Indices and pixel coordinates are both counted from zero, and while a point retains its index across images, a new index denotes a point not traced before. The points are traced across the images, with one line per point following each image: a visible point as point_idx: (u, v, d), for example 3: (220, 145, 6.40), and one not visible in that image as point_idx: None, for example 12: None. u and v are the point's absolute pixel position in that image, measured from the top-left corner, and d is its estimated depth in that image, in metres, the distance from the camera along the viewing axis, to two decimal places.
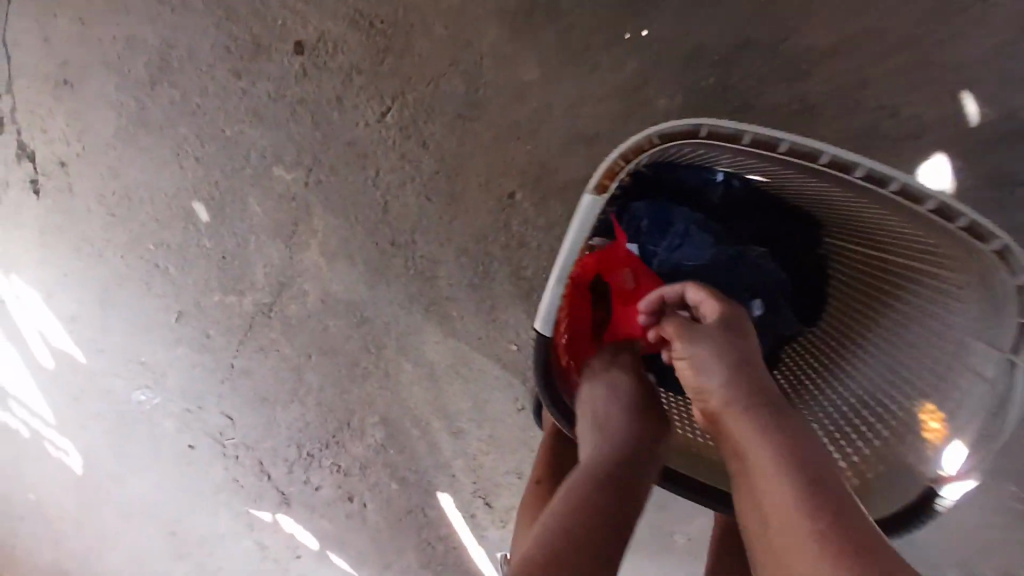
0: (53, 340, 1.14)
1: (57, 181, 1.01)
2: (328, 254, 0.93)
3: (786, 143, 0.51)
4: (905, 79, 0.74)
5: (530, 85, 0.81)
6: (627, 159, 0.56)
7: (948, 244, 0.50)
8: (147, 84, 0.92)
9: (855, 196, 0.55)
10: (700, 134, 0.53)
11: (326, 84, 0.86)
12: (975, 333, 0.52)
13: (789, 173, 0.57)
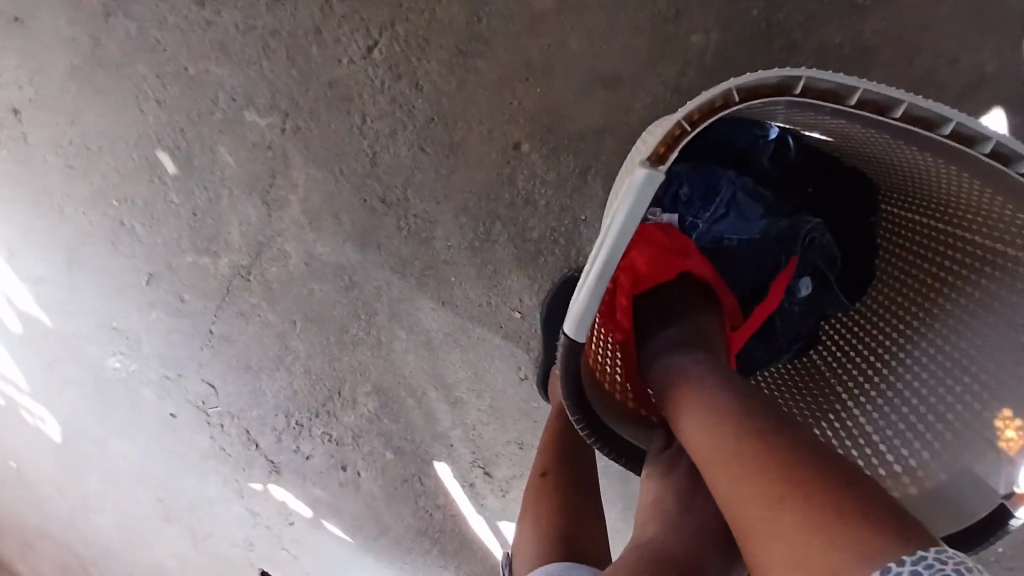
0: (18, 303, 1.06)
1: (9, 129, 0.88)
2: (310, 212, 0.83)
3: (904, 106, 0.42)
4: (980, 12, 0.63)
5: (541, 17, 0.69)
6: (695, 122, 0.45)
7: None
8: (100, 15, 0.78)
9: (953, 173, 0.46)
10: (797, 90, 0.44)
11: (302, 13, 0.74)
12: None
13: (882, 139, 0.48)
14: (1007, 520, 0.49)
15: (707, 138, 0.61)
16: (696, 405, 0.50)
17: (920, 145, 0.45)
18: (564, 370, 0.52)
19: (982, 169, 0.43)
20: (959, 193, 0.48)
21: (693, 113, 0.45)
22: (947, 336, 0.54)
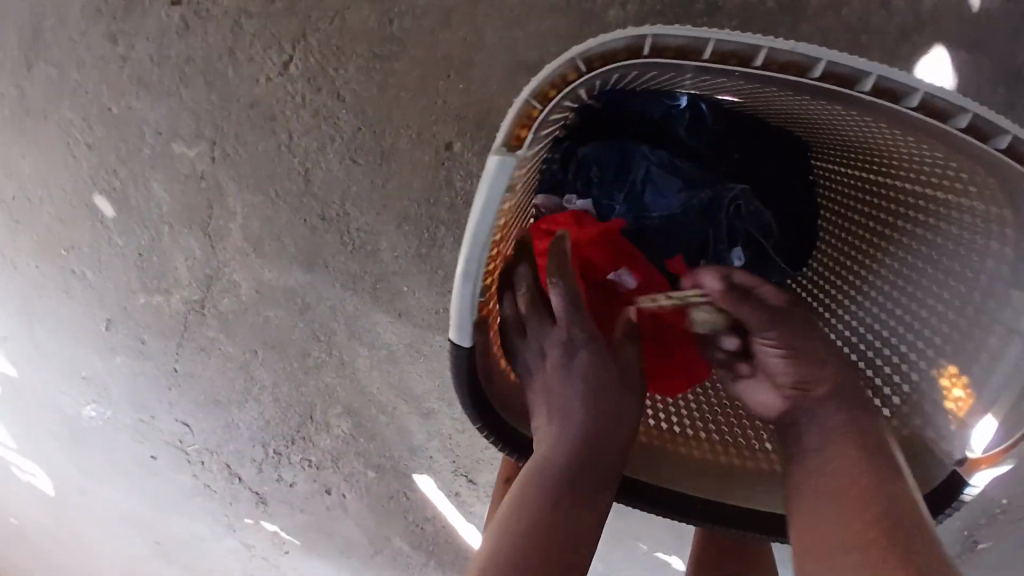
0: None
1: None
2: (253, 238, 0.81)
3: (763, 53, 0.39)
4: None
5: (453, 10, 0.66)
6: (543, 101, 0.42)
7: (968, 166, 0.41)
8: (16, 64, 0.76)
9: (856, 116, 0.43)
10: (645, 51, 0.41)
11: (214, 37, 0.71)
12: (1007, 281, 0.44)
13: (768, 90, 0.45)
14: (962, 491, 0.49)
15: (614, 109, 0.58)
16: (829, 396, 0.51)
17: (813, 96, 0.42)
18: (460, 387, 0.50)
19: (875, 110, 0.41)
20: (876, 142, 0.46)
21: (543, 90, 0.42)
22: (887, 290, 0.52)
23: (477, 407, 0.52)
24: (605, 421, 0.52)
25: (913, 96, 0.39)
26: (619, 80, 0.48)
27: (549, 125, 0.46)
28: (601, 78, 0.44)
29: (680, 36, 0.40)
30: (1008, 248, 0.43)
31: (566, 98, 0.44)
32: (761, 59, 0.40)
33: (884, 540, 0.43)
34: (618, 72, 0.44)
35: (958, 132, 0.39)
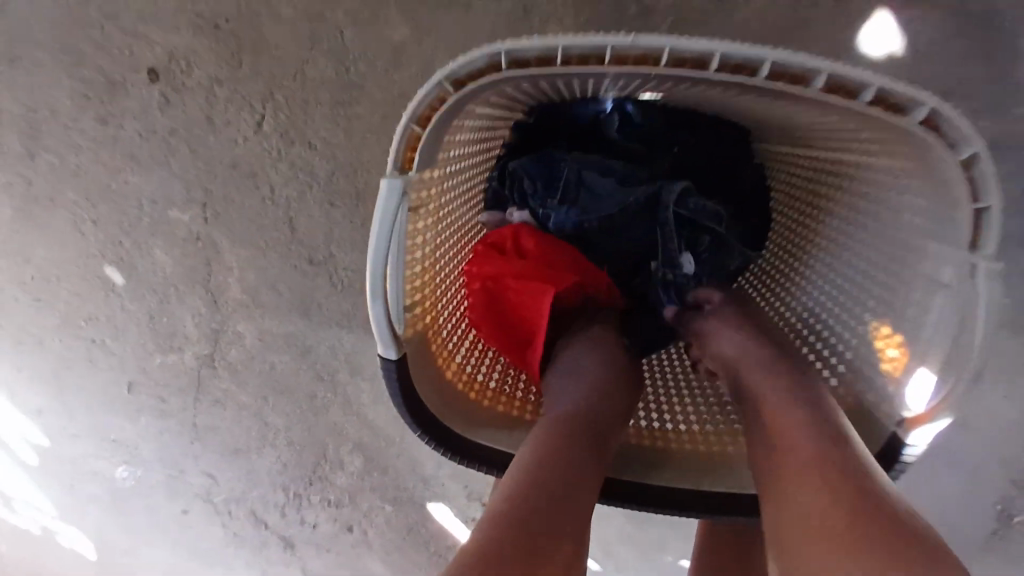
0: (33, 437, 1.10)
1: None
2: (250, 289, 0.85)
3: (610, 51, 0.41)
4: None
5: (401, 49, 0.69)
6: (424, 124, 0.45)
7: (867, 127, 0.44)
8: (20, 155, 0.82)
9: (734, 94, 0.45)
10: (502, 64, 0.42)
11: (191, 107, 0.76)
12: (925, 231, 0.47)
13: (639, 85, 0.47)
14: (903, 451, 0.48)
15: (550, 120, 0.62)
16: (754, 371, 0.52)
17: (690, 83, 0.44)
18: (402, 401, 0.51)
19: (750, 88, 0.42)
20: (788, 116, 0.49)
21: (419, 114, 0.45)
22: (831, 263, 0.58)
23: (438, 434, 0.53)
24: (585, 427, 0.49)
25: (761, 68, 0.40)
26: (501, 94, 0.49)
27: (452, 143, 0.49)
28: (487, 94, 0.46)
29: (541, 48, 0.41)
30: (918, 199, 0.46)
31: (462, 115, 0.47)
32: (610, 58, 0.41)
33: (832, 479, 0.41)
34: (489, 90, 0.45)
35: (816, 91, 0.41)
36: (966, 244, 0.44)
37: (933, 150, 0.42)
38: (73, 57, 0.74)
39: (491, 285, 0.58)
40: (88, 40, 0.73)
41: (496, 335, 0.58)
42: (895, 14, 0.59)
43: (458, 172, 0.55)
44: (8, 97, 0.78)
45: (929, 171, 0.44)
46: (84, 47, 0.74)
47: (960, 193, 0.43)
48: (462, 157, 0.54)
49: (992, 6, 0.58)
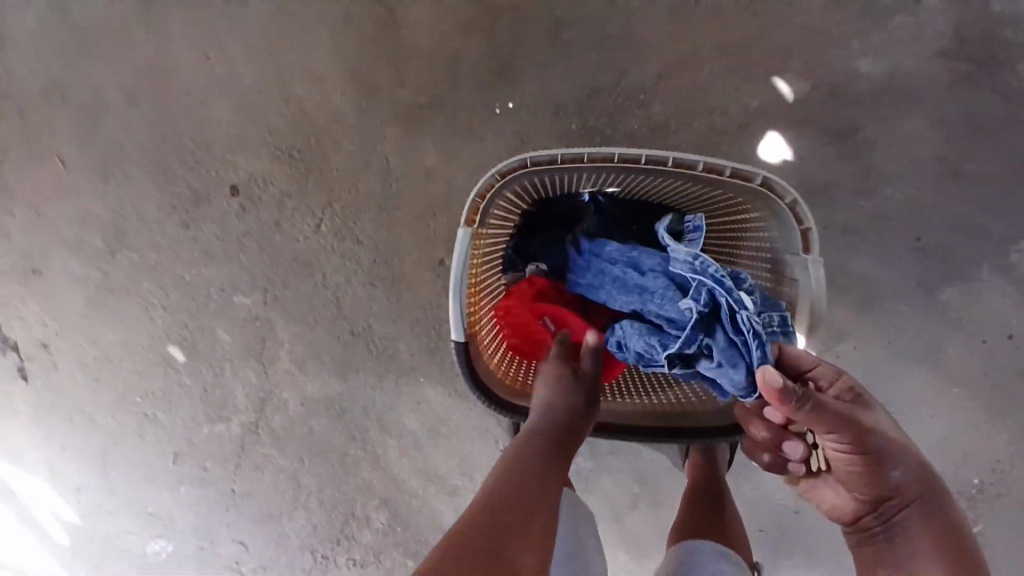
0: (67, 515, 1.11)
1: (41, 362, 1.05)
2: (297, 360, 0.99)
3: (587, 155, 0.63)
4: (735, 77, 0.84)
5: (432, 169, 0.91)
6: (484, 197, 0.64)
7: (733, 191, 0.65)
8: (107, 253, 1.00)
9: (661, 180, 0.67)
10: (526, 164, 0.64)
11: (263, 214, 0.95)
12: (780, 250, 0.66)
13: (604, 178, 0.69)
14: None
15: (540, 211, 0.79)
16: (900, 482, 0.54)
17: (634, 174, 0.66)
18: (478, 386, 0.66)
19: (671, 174, 0.64)
20: (708, 197, 0.70)
21: (482, 190, 0.64)
22: None
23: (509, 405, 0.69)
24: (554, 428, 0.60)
25: (668, 161, 0.63)
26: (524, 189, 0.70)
27: (490, 221, 0.69)
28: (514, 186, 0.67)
29: (542, 157, 0.63)
30: (770, 232, 0.66)
31: (501, 197, 0.66)
32: (587, 158, 0.63)
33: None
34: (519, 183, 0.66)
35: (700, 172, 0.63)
36: (801, 251, 0.63)
37: (769, 195, 0.63)
38: (169, 177, 0.96)
39: (516, 320, 0.75)
40: (182, 164, 0.95)
41: (531, 352, 0.75)
42: (783, 134, 0.85)
43: (494, 246, 0.74)
44: (98, 205, 0.99)
45: (769, 209, 0.64)
46: (177, 169, 0.96)
47: (791, 218, 0.63)
48: (498, 230, 0.73)
49: (848, 128, 0.84)
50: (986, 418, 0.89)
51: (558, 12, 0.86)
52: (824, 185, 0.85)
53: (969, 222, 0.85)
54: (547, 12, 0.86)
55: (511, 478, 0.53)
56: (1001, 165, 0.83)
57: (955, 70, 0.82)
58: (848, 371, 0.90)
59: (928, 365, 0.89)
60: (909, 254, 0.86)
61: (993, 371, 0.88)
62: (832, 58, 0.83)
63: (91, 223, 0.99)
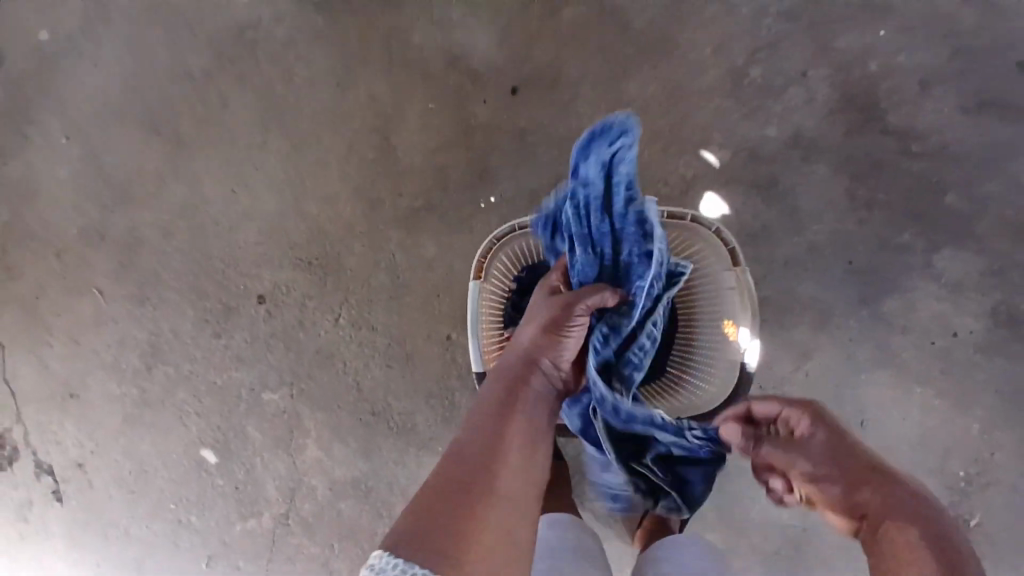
0: None
1: (77, 482, 1.09)
2: (324, 445, 1.06)
3: None
4: (671, 155, 1.04)
5: (433, 258, 1.06)
6: (485, 257, 0.80)
7: (673, 230, 0.82)
8: (144, 370, 1.09)
9: None
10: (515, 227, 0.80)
11: (288, 315, 1.08)
12: (716, 268, 0.80)
13: None
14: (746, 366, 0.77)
15: None
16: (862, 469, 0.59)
17: None
18: None
19: None
20: None
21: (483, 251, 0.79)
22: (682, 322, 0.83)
23: None
24: (529, 369, 0.66)
25: None
26: (518, 265, 0.83)
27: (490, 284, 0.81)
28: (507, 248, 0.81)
29: (527, 221, 0.80)
30: (706, 257, 0.81)
31: (498, 257, 0.81)
32: None
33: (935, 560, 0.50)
34: (511, 246, 0.82)
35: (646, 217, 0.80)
36: (733, 263, 0.79)
37: (699, 225, 0.80)
38: (202, 295, 1.09)
39: None
40: (214, 282, 1.09)
41: None
42: (719, 194, 1.03)
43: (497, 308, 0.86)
44: (138, 329, 1.10)
45: (701, 238, 0.81)
46: (210, 287, 1.09)
47: (718, 242, 0.80)
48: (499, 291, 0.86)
49: (770, 181, 1.02)
50: (953, 411, 0.99)
51: (522, 122, 1.06)
52: (761, 229, 1.02)
53: (885, 242, 1.01)
54: (513, 124, 1.06)
55: (480, 424, 0.60)
56: (899, 195, 1.01)
57: (843, 128, 1.02)
58: (820, 385, 1.01)
59: (886, 369, 1.00)
60: (845, 276, 1.01)
61: (946, 366, 1.00)
62: (744, 130, 1.03)
63: (129, 344, 1.10)
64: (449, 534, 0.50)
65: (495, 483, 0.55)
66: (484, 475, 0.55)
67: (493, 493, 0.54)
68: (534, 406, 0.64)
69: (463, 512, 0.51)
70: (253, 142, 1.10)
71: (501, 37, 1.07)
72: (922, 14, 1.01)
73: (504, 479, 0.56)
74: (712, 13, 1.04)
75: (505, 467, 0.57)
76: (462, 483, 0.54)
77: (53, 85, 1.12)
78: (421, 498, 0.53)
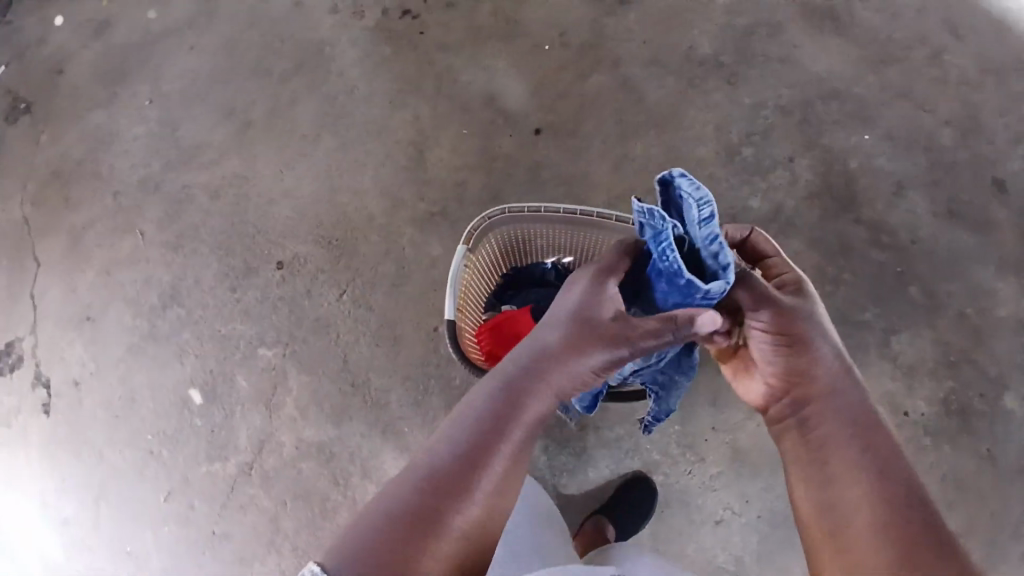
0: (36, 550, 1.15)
1: (68, 399, 1.19)
2: (301, 407, 1.15)
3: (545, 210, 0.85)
4: None
5: (437, 257, 1.19)
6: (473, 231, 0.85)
7: None
8: (158, 308, 1.21)
9: (596, 236, 0.88)
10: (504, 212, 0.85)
11: (299, 284, 1.20)
12: None
13: (556, 233, 0.90)
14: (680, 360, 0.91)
15: (514, 272, 0.97)
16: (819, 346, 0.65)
17: (576, 226, 0.87)
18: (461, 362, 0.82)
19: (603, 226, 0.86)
20: None
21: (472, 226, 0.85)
22: None
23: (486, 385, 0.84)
24: (539, 380, 0.62)
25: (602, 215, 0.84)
26: None
27: (473, 258, 0.88)
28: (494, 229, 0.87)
29: (515, 207, 0.85)
30: None
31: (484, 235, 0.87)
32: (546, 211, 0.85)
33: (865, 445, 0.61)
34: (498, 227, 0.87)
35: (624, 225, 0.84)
36: None
37: None
38: (228, 251, 1.22)
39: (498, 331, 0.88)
40: (242, 244, 1.22)
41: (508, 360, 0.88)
42: None
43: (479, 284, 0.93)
44: (163, 271, 1.22)
45: None
46: (236, 247, 1.22)
47: None
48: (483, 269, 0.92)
49: None
50: None
51: (539, 158, 1.21)
52: None
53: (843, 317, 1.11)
54: (532, 158, 1.21)
55: (467, 430, 0.58)
56: (863, 278, 1.12)
57: (821, 211, 1.14)
58: (769, 439, 1.06)
59: None
60: None
61: None
62: (731, 197, 1.16)
63: (151, 283, 1.22)
64: (407, 557, 0.49)
65: (470, 499, 0.54)
66: (461, 494, 0.54)
67: (460, 513, 0.53)
68: (533, 419, 0.61)
69: (428, 536, 0.51)
70: (305, 133, 1.25)
71: (536, 86, 1.24)
72: (904, 128, 1.16)
73: (481, 494, 0.55)
74: (719, 98, 1.20)
75: (484, 481, 0.55)
76: (434, 502, 0.53)
77: (150, 59, 1.31)
78: (387, 502, 0.53)
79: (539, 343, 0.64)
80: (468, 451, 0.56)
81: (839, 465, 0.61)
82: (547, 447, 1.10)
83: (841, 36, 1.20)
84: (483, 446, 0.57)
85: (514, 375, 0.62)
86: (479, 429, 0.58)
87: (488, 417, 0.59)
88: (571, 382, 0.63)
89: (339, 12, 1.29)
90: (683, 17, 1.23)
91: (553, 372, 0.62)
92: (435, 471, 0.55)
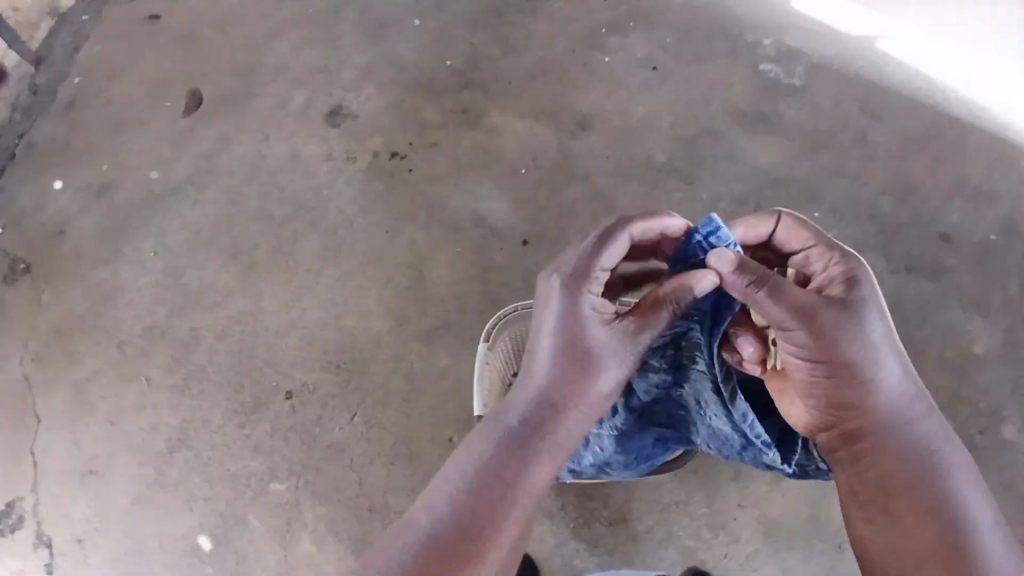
0: None
1: (71, 558, 1.16)
2: (318, 539, 1.14)
3: None
4: None
5: (445, 369, 1.23)
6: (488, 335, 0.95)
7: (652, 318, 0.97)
8: (165, 454, 1.20)
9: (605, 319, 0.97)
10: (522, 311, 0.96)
11: (309, 411, 1.21)
12: None
13: None
14: None
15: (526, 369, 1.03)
16: (869, 366, 0.70)
17: None
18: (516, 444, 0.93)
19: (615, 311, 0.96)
20: None
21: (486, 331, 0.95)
22: None
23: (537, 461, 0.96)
24: (544, 429, 0.73)
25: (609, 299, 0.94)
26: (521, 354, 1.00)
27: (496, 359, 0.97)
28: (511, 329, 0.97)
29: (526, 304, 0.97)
30: None
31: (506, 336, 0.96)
32: None
33: (915, 463, 0.72)
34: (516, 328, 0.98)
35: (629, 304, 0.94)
36: None
37: None
38: (235, 388, 1.23)
39: None
40: (249, 379, 1.24)
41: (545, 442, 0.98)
42: None
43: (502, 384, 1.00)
44: (171, 414, 1.23)
45: None
46: (245, 382, 1.24)
47: None
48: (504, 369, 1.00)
49: None
50: None
51: (530, 266, 1.31)
52: None
53: None
54: (523, 266, 1.31)
55: (473, 492, 0.71)
56: None
57: None
58: (797, 506, 1.07)
59: None
60: None
61: None
62: None
63: (157, 429, 1.22)
64: None
65: (481, 558, 0.69)
66: (471, 555, 0.69)
67: (485, 563, 0.69)
68: (545, 463, 0.73)
69: None
70: (307, 267, 1.33)
71: (518, 203, 1.37)
72: (849, 202, 1.31)
73: (493, 550, 0.70)
74: (683, 196, 1.34)
75: (492, 539, 0.70)
76: (449, 563, 0.68)
77: (155, 215, 1.40)
78: (406, 557, 0.68)
79: (536, 393, 0.74)
80: (477, 511, 0.70)
81: (894, 483, 0.72)
82: (581, 546, 1.07)
83: (779, 132, 1.38)
84: (491, 509, 0.71)
85: (521, 424, 0.73)
86: (486, 489, 0.71)
87: (493, 482, 0.72)
88: (568, 434, 0.74)
89: (333, 159, 1.43)
90: (640, 130, 1.41)
91: (556, 420, 0.73)
92: (449, 530, 0.69)
